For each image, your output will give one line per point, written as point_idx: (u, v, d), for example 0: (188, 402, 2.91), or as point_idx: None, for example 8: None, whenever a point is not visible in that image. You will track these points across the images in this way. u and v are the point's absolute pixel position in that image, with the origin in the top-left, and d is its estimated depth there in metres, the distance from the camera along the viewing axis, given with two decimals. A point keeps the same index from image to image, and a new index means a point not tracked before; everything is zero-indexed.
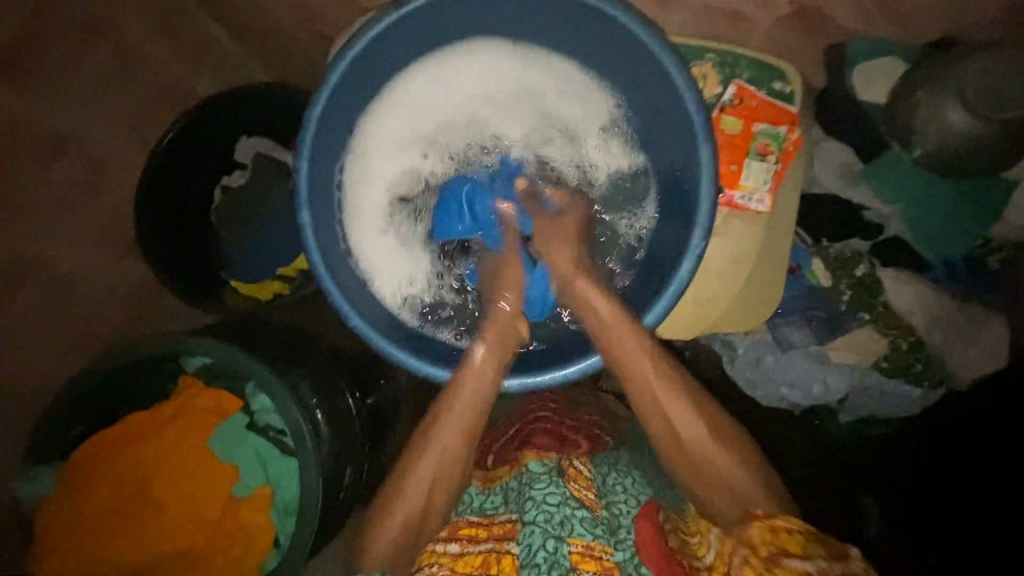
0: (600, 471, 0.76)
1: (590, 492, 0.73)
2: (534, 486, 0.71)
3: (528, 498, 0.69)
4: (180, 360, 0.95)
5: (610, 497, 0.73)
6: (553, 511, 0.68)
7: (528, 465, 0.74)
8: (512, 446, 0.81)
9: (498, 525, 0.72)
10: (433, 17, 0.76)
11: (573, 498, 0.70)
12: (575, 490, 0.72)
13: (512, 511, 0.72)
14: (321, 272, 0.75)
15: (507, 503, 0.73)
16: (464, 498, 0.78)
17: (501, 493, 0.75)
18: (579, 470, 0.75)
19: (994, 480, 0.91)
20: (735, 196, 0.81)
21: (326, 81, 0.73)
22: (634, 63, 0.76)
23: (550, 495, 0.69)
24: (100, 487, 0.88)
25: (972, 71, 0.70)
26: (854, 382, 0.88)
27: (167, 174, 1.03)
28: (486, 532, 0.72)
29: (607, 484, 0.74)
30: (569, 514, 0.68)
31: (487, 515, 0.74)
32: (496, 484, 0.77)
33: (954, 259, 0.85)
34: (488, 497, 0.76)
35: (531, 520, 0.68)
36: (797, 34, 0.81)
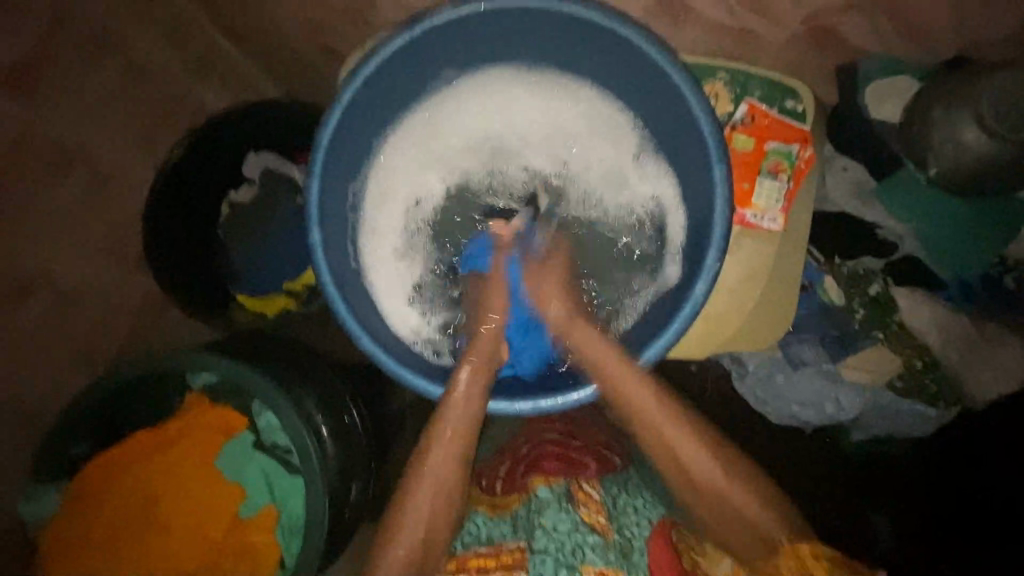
0: (609, 493, 0.76)
1: (600, 515, 0.73)
2: (544, 513, 0.73)
3: (537, 526, 0.72)
4: (185, 377, 0.94)
5: (622, 519, 0.73)
6: (564, 538, 0.70)
7: (537, 491, 0.75)
8: (519, 471, 0.80)
9: (506, 553, 0.72)
10: (446, 38, 0.77)
11: (584, 524, 0.71)
12: (585, 515, 0.73)
13: (520, 539, 0.73)
14: (331, 290, 0.75)
15: (517, 530, 0.74)
16: (470, 528, 0.77)
17: (510, 521, 0.76)
18: (588, 494, 0.76)
19: (1004, 493, 0.83)
20: (747, 214, 0.80)
21: (338, 103, 0.74)
22: (646, 83, 0.76)
23: (561, 523, 0.72)
24: (105, 505, 0.87)
25: (988, 89, 0.69)
26: (868, 403, 0.87)
27: (176, 188, 1.03)
28: (494, 562, 0.72)
29: (618, 506, 0.74)
30: (580, 540, 0.70)
31: (495, 543, 0.73)
32: (504, 512, 0.77)
33: (969, 278, 0.84)
34: (497, 523, 0.76)
35: (540, 548, 0.70)
36: (809, 51, 0.80)
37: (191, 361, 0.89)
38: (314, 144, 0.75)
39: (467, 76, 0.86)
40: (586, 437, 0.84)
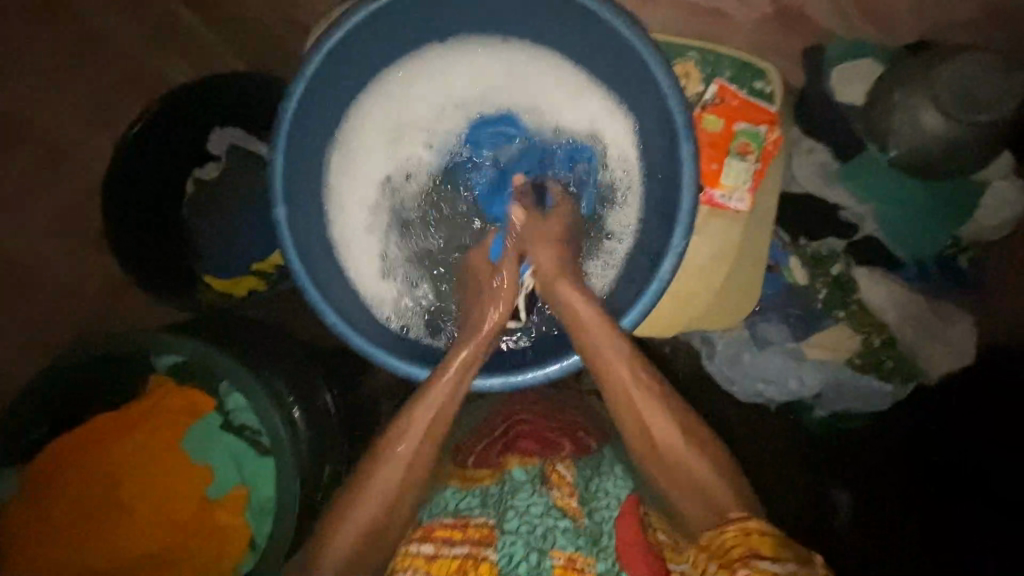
0: (582, 475, 0.75)
1: (573, 499, 0.71)
2: (517, 496, 0.71)
3: (510, 508, 0.69)
4: (150, 358, 0.92)
5: (593, 503, 0.71)
6: (536, 522, 0.68)
7: (511, 472, 0.74)
8: (494, 451, 0.80)
9: (474, 528, 0.69)
10: (412, 7, 0.74)
11: (556, 508, 0.69)
12: (558, 498, 0.71)
13: (489, 515, 0.70)
14: (296, 268, 0.73)
15: (486, 507, 0.72)
16: (441, 502, 0.75)
17: (479, 496, 0.73)
18: (562, 475, 0.74)
19: (973, 460, 0.91)
20: (716, 195, 0.82)
21: (302, 72, 0.71)
22: (621, 62, 0.75)
23: (533, 505, 0.69)
24: (65, 490, 0.84)
25: (942, 77, 0.72)
26: (828, 377, 0.90)
27: (139, 163, 1.01)
28: (461, 534, 0.69)
29: (590, 489, 0.73)
30: (551, 525, 0.68)
31: (462, 517, 0.71)
32: (474, 486, 0.75)
33: (926, 261, 0.87)
34: (465, 497, 0.74)
35: (511, 530, 0.68)
36: (778, 32, 0.83)
37: (157, 341, 0.87)
38: (277, 117, 0.72)
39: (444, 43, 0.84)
40: (560, 422, 0.84)
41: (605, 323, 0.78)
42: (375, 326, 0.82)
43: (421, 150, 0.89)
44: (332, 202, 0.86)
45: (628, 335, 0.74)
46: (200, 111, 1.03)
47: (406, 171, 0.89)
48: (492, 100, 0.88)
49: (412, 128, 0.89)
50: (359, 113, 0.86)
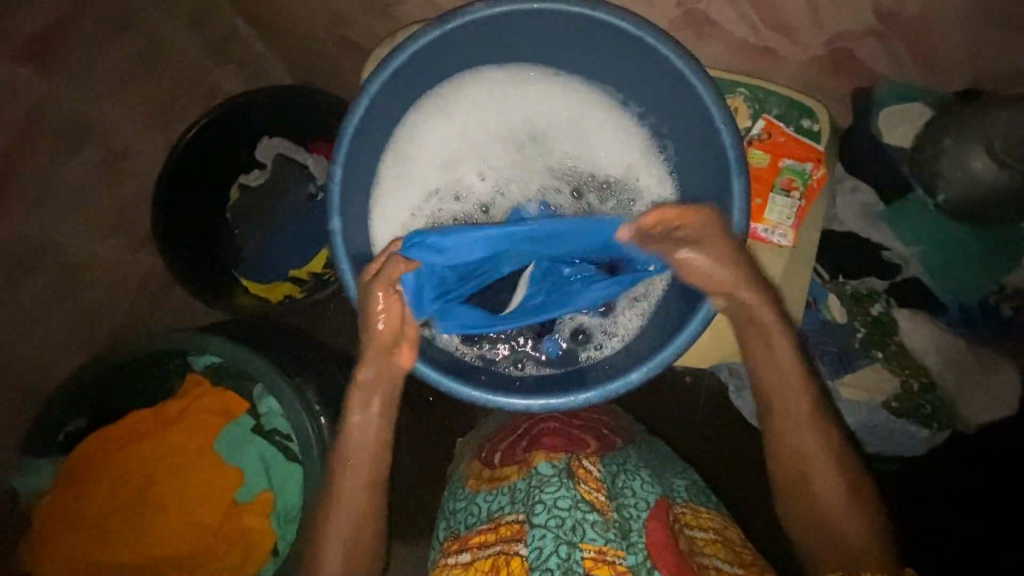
0: (609, 471, 0.73)
1: (601, 494, 0.68)
2: (545, 489, 0.68)
3: (538, 501, 0.67)
4: (188, 357, 0.93)
5: (621, 499, 0.69)
6: (565, 515, 0.65)
7: (537, 466, 0.71)
8: (520, 446, 0.79)
9: (505, 525, 0.69)
10: (474, 34, 0.77)
11: (584, 501, 0.66)
12: (585, 491, 0.68)
13: (518, 510, 0.69)
14: (348, 277, 0.76)
15: (515, 504, 0.70)
16: (473, 509, 0.75)
17: (508, 493, 0.72)
18: (588, 471, 0.71)
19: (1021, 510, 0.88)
20: (759, 229, 0.82)
21: (367, 89, 0.74)
22: (676, 95, 0.76)
23: (561, 498, 0.66)
24: (99, 484, 0.86)
25: (995, 124, 0.71)
26: (861, 418, 0.89)
27: (187, 170, 1.03)
28: (493, 535, 0.69)
29: (616, 486, 0.71)
30: (581, 517, 0.65)
31: (494, 518, 0.71)
32: (502, 484, 0.74)
33: (968, 304, 0.86)
34: (495, 497, 0.73)
35: (540, 523, 0.65)
36: (825, 72, 0.79)
37: (196, 342, 0.89)
38: (339, 131, 0.75)
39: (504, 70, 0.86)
40: (585, 422, 0.84)
41: (633, 358, 0.80)
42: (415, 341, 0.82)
43: (471, 162, 0.89)
44: (375, 198, 0.87)
45: (671, 364, 0.74)
46: (249, 121, 1.07)
47: (452, 180, 0.89)
48: (547, 124, 0.89)
49: (465, 142, 0.89)
50: (415, 131, 0.87)
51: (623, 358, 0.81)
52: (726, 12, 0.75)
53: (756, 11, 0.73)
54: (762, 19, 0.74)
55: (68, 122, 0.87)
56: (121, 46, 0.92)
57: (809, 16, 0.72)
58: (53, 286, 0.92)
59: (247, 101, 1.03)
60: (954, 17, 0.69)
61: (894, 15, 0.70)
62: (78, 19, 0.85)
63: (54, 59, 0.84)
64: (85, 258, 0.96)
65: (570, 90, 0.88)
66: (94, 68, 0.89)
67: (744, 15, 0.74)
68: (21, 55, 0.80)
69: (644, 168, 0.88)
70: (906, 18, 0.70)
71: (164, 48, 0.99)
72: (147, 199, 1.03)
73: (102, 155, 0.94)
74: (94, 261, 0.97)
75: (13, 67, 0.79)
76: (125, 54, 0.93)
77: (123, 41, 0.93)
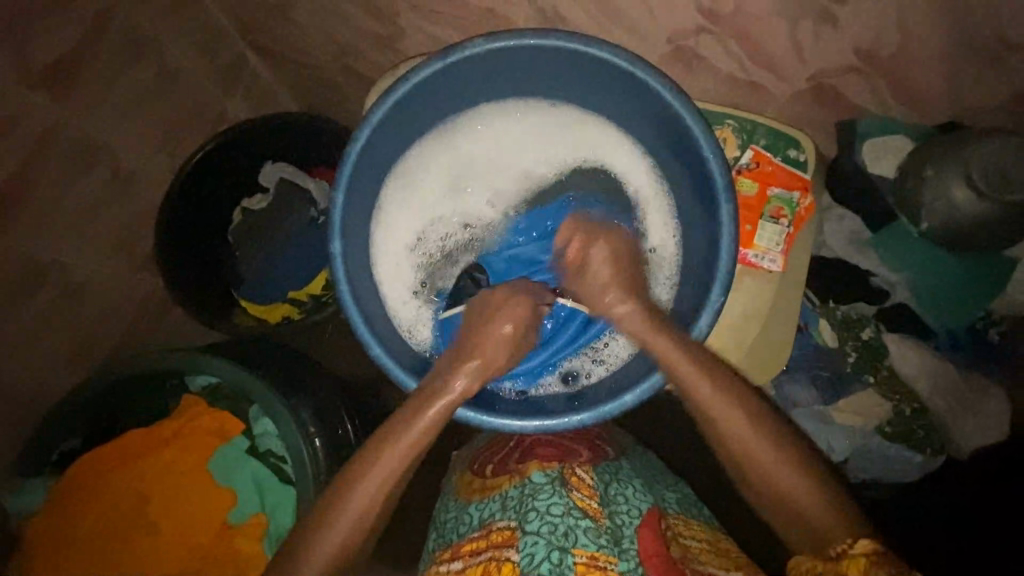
0: (602, 480, 0.73)
1: (594, 501, 0.69)
2: (538, 496, 0.68)
3: (530, 509, 0.67)
4: (184, 378, 0.94)
5: (614, 506, 0.70)
6: (558, 521, 0.66)
7: (531, 475, 0.72)
8: (512, 457, 0.79)
9: (497, 531, 0.69)
10: (475, 67, 0.80)
11: (577, 508, 0.67)
12: (578, 499, 0.69)
13: (510, 518, 0.69)
14: (347, 298, 0.78)
15: (506, 510, 0.70)
16: (464, 518, 0.74)
17: (500, 501, 0.72)
18: (582, 478, 0.72)
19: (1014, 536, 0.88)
20: (749, 254, 0.84)
21: (369, 119, 0.77)
22: (667, 125, 0.79)
23: (554, 505, 0.67)
24: (92, 503, 0.85)
25: (976, 156, 0.73)
26: (857, 444, 0.90)
27: (192, 192, 1.06)
28: (485, 542, 0.68)
29: (609, 494, 0.71)
30: (573, 524, 0.66)
31: (487, 524, 0.71)
32: (494, 492, 0.74)
33: (955, 330, 0.88)
34: (487, 505, 0.73)
35: (533, 530, 0.65)
36: (810, 106, 0.82)
37: (195, 362, 0.90)
38: (342, 157, 0.78)
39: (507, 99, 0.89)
40: (578, 434, 0.84)
41: (624, 380, 0.82)
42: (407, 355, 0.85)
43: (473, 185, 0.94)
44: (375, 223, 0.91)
45: (662, 386, 0.75)
46: (254, 146, 1.10)
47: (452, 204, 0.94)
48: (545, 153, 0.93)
49: (467, 164, 0.93)
50: (419, 154, 0.91)
51: (613, 382, 0.83)
52: (714, 48, 0.78)
53: (743, 47, 0.77)
54: (749, 55, 0.77)
55: (78, 146, 0.89)
56: (133, 73, 0.95)
57: (793, 52, 0.75)
58: (54, 305, 0.93)
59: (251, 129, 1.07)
60: (931, 55, 0.72)
61: (874, 53, 0.73)
62: (95, 47, 0.88)
63: (68, 85, 0.86)
64: (86, 277, 0.96)
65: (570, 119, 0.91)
66: (106, 93, 0.92)
67: (731, 51, 0.78)
68: (38, 82, 0.82)
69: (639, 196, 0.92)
70: (885, 56, 0.73)
71: (174, 75, 1.02)
72: (150, 220, 1.05)
73: (109, 177, 0.96)
74: (95, 280, 0.98)
75: (30, 93, 0.81)
76: (137, 80, 0.96)
77: (136, 69, 0.96)
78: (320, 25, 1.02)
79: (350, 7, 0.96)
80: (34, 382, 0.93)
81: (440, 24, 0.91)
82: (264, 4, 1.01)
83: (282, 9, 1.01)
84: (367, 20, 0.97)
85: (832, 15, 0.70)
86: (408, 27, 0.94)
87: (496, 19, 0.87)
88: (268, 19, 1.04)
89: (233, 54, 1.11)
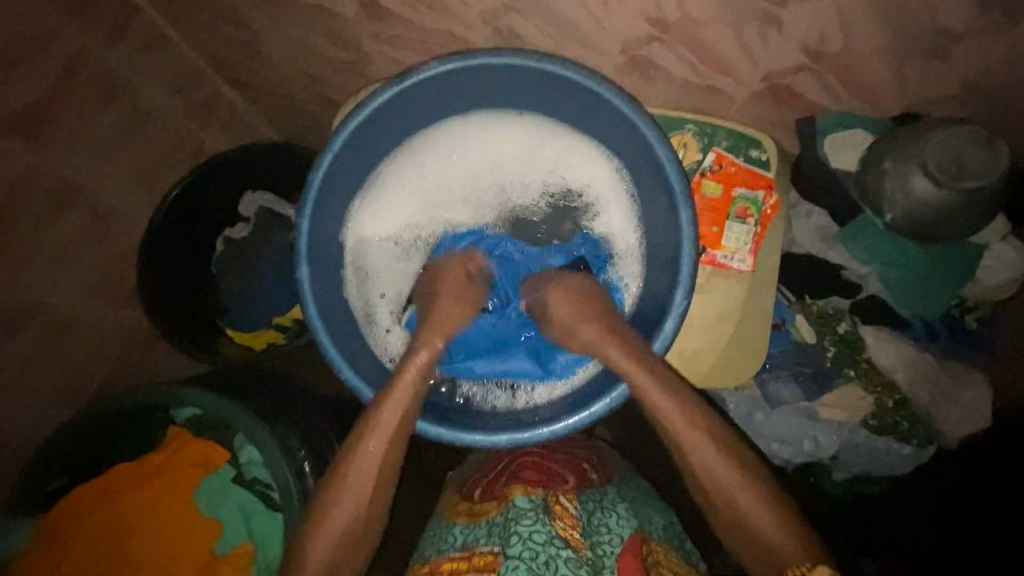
0: (585, 509, 0.73)
1: (576, 530, 0.71)
2: (521, 521, 0.69)
3: (513, 533, 0.68)
4: (170, 411, 0.95)
5: (595, 536, 0.71)
6: (539, 549, 0.67)
7: (514, 500, 0.73)
8: (498, 483, 0.79)
9: (479, 555, 0.70)
10: (432, 89, 0.82)
11: (558, 538, 0.69)
12: (561, 528, 0.70)
13: (494, 543, 0.70)
14: (316, 323, 0.79)
15: (491, 537, 0.71)
16: (448, 537, 0.75)
17: (485, 527, 0.73)
18: (565, 507, 0.73)
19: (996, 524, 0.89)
20: (718, 255, 0.85)
21: (330, 146, 0.79)
22: (622, 132, 0.80)
23: (535, 532, 0.68)
24: (78, 546, 0.85)
25: (928, 146, 0.73)
26: (843, 440, 0.90)
27: (174, 227, 1.07)
28: (467, 564, 0.69)
29: (592, 524, 0.72)
30: (554, 553, 0.67)
31: (469, 547, 0.71)
32: (480, 519, 0.74)
33: (930, 318, 0.88)
34: (472, 530, 0.73)
35: (515, 554, 0.67)
36: (767, 106, 0.83)
37: (178, 395, 0.91)
38: (306, 184, 0.80)
39: (468, 116, 0.91)
40: (564, 456, 0.85)
41: (596, 389, 0.82)
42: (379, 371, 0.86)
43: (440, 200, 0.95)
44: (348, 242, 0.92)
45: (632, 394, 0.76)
46: (231, 177, 1.11)
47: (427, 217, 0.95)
48: (515, 162, 0.94)
49: (431, 180, 0.94)
50: (385, 174, 0.92)
51: (584, 391, 0.84)
52: (668, 56, 0.79)
53: (694, 53, 0.78)
54: (701, 60, 0.79)
55: (54, 188, 0.91)
56: (106, 115, 0.97)
57: (744, 55, 0.76)
58: (35, 347, 0.93)
59: (230, 159, 1.08)
60: (879, 50, 0.72)
61: (822, 52, 0.74)
62: (64, 90, 0.90)
63: (40, 130, 0.87)
64: (69, 316, 0.97)
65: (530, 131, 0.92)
66: (81, 135, 0.94)
67: (685, 58, 0.79)
68: (10, 130, 0.83)
69: (610, 201, 0.92)
70: (834, 55, 0.74)
71: (148, 112, 1.04)
72: (130, 256, 1.06)
73: (87, 216, 0.97)
74: (78, 319, 0.99)
75: (2, 140, 0.82)
76: (111, 119, 0.98)
77: (108, 109, 0.97)
78: (285, 56, 1.04)
79: (314, 37, 0.98)
80: (21, 423, 0.94)
81: (402, 48, 0.93)
82: (231, 39, 1.03)
83: (248, 43, 1.03)
84: (331, 48, 0.99)
85: (779, 18, 0.71)
86: (371, 53, 0.96)
87: (455, 40, 0.88)
88: (236, 54, 1.06)
89: (207, 89, 1.14)
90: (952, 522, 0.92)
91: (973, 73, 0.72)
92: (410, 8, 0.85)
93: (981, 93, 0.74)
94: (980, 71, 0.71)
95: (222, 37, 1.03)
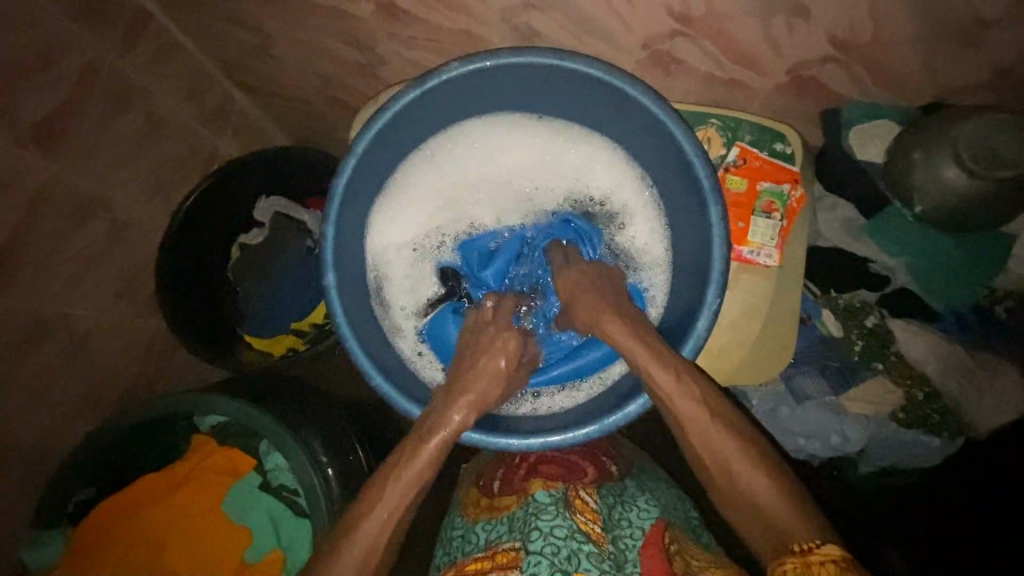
0: (605, 503, 0.73)
1: (597, 524, 0.70)
2: (541, 516, 0.68)
3: (534, 528, 0.67)
4: (194, 419, 0.95)
5: (617, 531, 0.70)
6: (561, 543, 0.66)
7: (535, 494, 0.72)
8: (516, 476, 0.79)
9: (501, 552, 0.68)
10: (452, 90, 0.81)
11: (580, 531, 0.67)
12: (581, 522, 0.69)
13: (515, 539, 0.68)
14: (344, 329, 0.78)
15: (512, 531, 0.70)
16: (471, 537, 0.74)
17: (507, 523, 0.72)
18: (585, 501, 0.72)
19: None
20: (744, 251, 0.84)
21: (353, 151, 0.78)
22: (646, 129, 0.79)
23: (557, 527, 0.67)
24: (108, 559, 0.84)
25: (962, 135, 0.71)
26: (872, 433, 0.89)
27: (191, 234, 1.07)
28: (490, 563, 0.68)
29: (613, 518, 0.71)
30: (576, 547, 0.66)
31: (492, 545, 0.70)
32: (501, 514, 0.73)
33: (961, 309, 0.87)
34: (494, 526, 0.72)
35: (536, 550, 0.65)
36: (791, 98, 0.82)
37: (199, 405, 0.91)
38: (330, 191, 0.79)
39: (487, 117, 0.90)
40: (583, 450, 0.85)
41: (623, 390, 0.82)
42: (403, 372, 0.86)
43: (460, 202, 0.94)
44: (370, 245, 0.92)
45: None
46: (246, 182, 1.11)
47: (448, 217, 0.95)
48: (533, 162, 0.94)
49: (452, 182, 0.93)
50: (405, 177, 0.92)
51: (610, 393, 0.83)
52: (690, 50, 0.78)
53: (719, 47, 0.77)
54: (725, 54, 0.78)
55: (74, 199, 0.90)
56: (121, 124, 0.96)
57: (769, 47, 0.75)
58: (59, 359, 0.93)
59: (247, 164, 1.08)
60: (910, 39, 0.71)
61: (850, 42, 0.73)
62: (80, 100, 0.89)
63: (58, 140, 0.86)
64: (90, 327, 0.97)
65: (550, 130, 0.91)
66: (99, 145, 0.93)
67: (708, 52, 0.78)
68: (28, 142, 0.82)
69: (631, 199, 0.92)
70: (862, 44, 0.73)
71: (163, 119, 1.03)
72: (149, 265, 1.06)
73: (107, 226, 0.97)
74: (100, 329, 0.99)
75: (22, 151, 0.81)
76: (126, 127, 0.97)
77: (123, 117, 0.96)
78: (299, 59, 1.03)
79: (328, 39, 0.97)
80: (47, 436, 0.94)
81: (418, 48, 0.92)
82: (244, 43, 1.02)
83: (261, 47, 1.02)
84: (346, 50, 0.98)
85: (807, 10, 0.69)
86: (387, 54, 0.95)
87: (472, 39, 0.87)
88: (249, 58, 1.06)
89: (218, 95, 1.14)
90: (975, 511, 0.93)
91: (1006, 60, 0.70)
92: (427, 8, 0.84)
93: (1012, 80, 0.73)
94: (1014, 58, 0.70)
95: (234, 41, 1.02)
